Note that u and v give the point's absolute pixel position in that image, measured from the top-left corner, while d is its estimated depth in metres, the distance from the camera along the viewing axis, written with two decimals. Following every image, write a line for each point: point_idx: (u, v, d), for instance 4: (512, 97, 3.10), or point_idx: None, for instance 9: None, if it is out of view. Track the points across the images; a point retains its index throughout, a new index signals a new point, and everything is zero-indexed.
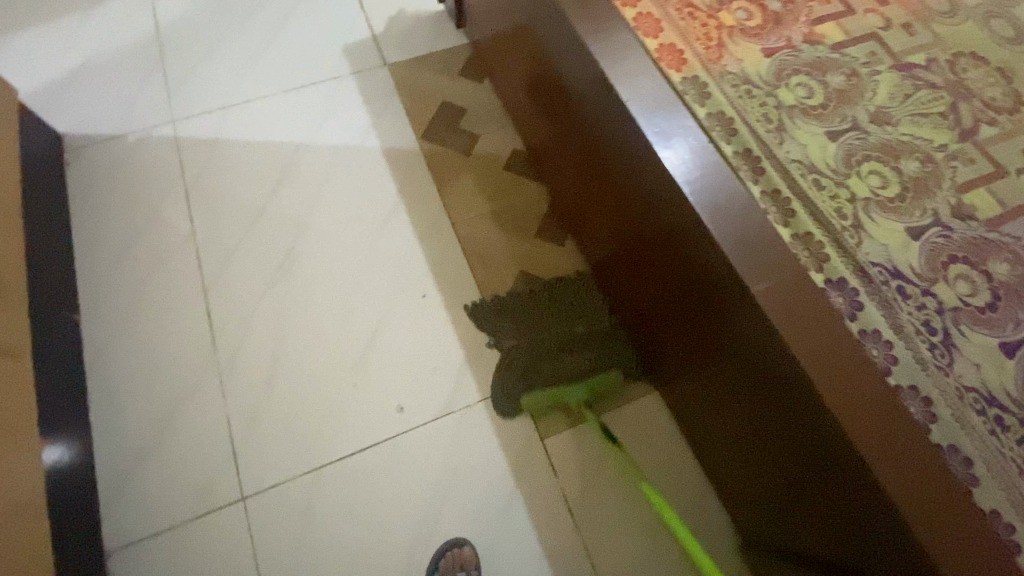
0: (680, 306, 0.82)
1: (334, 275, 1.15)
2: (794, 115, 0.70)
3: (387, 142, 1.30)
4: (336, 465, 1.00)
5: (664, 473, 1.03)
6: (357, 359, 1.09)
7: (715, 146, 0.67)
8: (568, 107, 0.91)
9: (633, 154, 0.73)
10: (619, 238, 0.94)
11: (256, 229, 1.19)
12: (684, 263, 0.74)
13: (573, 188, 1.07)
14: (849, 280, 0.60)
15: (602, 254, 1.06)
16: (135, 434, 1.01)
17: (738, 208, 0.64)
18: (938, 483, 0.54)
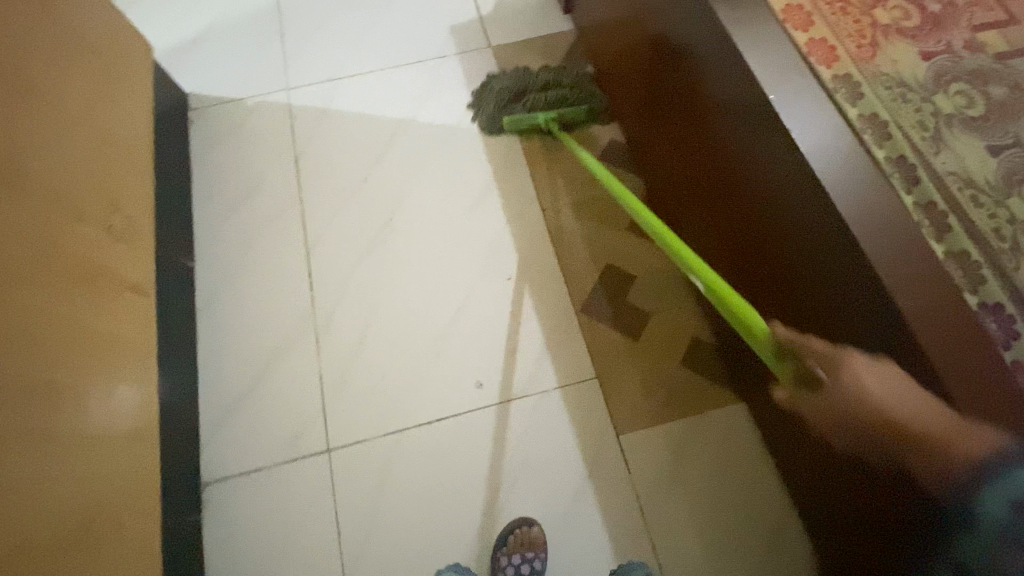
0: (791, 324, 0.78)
1: (427, 248, 1.19)
2: (951, 124, 0.65)
3: (485, 124, 1.31)
4: (416, 431, 1.04)
5: (743, 495, 0.99)
6: (443, 331, 1.12)
7: (866, 149, 0.64)
8: (689, 102, 0.88)
9: (767, 156, 0.70)
10: (726, 243, 0.90)
11: (356, 197, 1.23)
12: (811, 279, 0.70)
13: (677, 187, 1.05)
14: (1006, 305, 0.56)
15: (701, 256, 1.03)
16: (235, 378, 1.08)
17: (891, 216, 0.60)
18: None
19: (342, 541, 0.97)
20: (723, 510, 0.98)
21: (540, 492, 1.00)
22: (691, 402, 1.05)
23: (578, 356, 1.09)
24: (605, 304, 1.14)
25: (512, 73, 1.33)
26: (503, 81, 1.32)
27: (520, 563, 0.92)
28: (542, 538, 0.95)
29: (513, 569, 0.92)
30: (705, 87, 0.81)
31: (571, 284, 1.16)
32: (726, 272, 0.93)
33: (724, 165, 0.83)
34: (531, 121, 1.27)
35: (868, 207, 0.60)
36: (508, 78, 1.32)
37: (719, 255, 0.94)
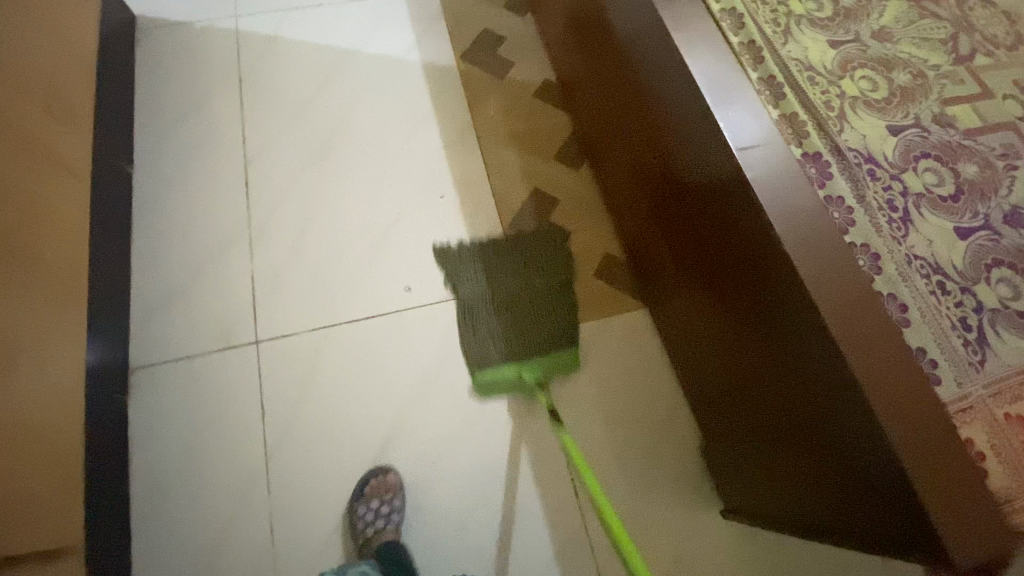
0: (682, 225, 0.88)
1: (364, 167, 1.24)
2: (801, 23, 0.76)
3: (428, 59, 1.38)
4: (345, 327, 1.10)
5: (643, 394, 1.08)
6: (376, 241, 1.18)
7: (724, 36, 0.74)
8: (608, 36, 0.99)
9: (657, 64, 0.81)
10: (639, 168, 1.01)
11: (300, 120, 1.28)
12: (689, 173, 0.81)
13: (599, 115, 1.16)
14: (824, 155, 0.67)
15: (617, 176, 1.14)
16: (169, 274, 1.11)
17: (739, 87, 0.71)
18: (884, 340, 0.58)
19: (265, 425, 1.01)
20: (624, 407, 1.07)
21: (458, 384, 1.07)
22: (601, 309, 1.15)
23: (502, 267, 1.17)
24: (528, 224, 1.22)
25: (478, 255, 1.18)
26: (469, 279, 1.15)
27: (381, 506, 0.94)
28: (400, 485, 0.98)
29: (375, 513, 0.94)
30: (618, 16, 0.92)
31: (499, 204, 1.24)
32: (635, 182, 1.05)
33: (634, 89, 0.93)
34: (513, 368, 1.07)
35: (727, 90, 0.70)
36: (472, 290, 1.14)
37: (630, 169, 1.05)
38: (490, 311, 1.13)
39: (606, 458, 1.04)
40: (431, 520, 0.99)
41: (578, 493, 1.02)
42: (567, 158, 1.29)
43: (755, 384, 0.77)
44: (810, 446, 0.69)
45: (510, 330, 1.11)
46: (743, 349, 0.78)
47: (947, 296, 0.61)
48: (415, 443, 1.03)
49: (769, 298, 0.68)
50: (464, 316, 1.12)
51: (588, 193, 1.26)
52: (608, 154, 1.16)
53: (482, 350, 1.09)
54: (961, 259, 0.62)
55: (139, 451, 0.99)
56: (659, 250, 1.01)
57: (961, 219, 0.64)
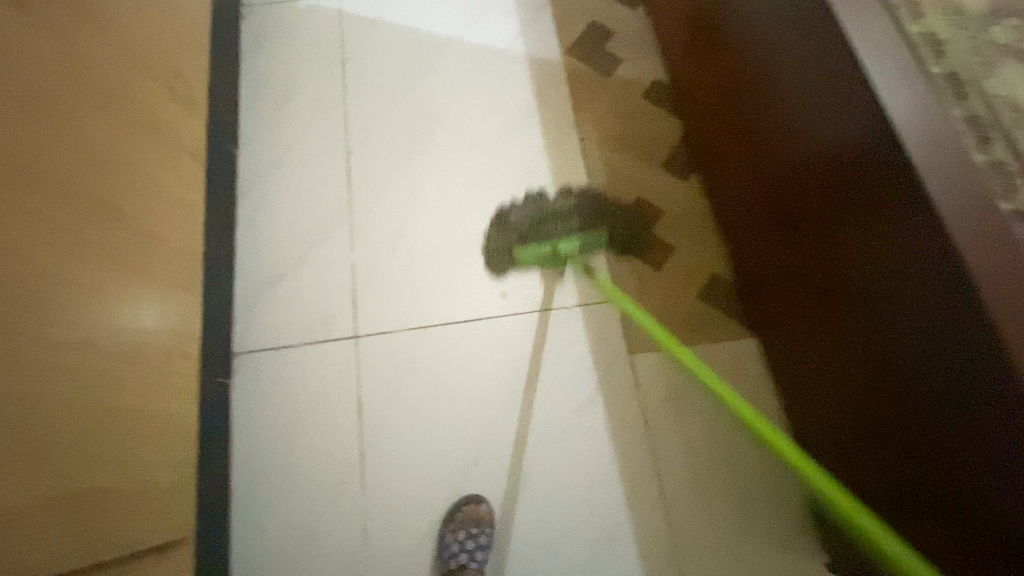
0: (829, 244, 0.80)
1: (464, 164, 1.21)
2: (1005, 55, 0.68)
3: (532, 52, 1.32)
4: (440, 329, 1.08)
5: (752, 432, 1.03)
6: (474, 242, 1.15)
7: (922, 64, 0.67)
8: (746, 43, 0.91)
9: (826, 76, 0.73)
10: (771, 193, 0.93)
11: (400, 109, 1.25)
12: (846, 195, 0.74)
13: (719, 126, 1.08)
14: None
15: (737, 194, 1.07)
16: (270, 261, 1.11)
17: (935, 120, 0.62)
18: None
19: (361, 422, 1.02)
20: (730, 446, 1.02)
21: (552, 399, 1.05)
22: (704, 333, 1.09)
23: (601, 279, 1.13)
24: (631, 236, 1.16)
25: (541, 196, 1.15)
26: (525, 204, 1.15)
27: (468, 540, 0.93)
28: (491, 518, 0.95)
29: (461, 546, 0.92)
30: (765, 26, 0.84)
31: (601, 211, 1.18)
32: (762, 206, 0.98)
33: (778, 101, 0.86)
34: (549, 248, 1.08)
35: (922, 125, 0.62)
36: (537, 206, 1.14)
37: (758, 190, 0.98)
38: (539, 228, 1.12)
39: (708, 499, 0.99)
40: (520, 535, 0.97)
41: (673, 528, 0.98)
42: (674, 167, 1.23)
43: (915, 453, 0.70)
44: (984, 515, 0.61)
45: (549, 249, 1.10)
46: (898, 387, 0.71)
47: None
48: (506, 456, 1.01)
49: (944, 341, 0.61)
50: (500, 224, 1.13)
51: (694, 206, 1.19)
52: (726, 169, 1.09)
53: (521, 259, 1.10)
54: None
55: (240, 437, 1.00)
56: (788, 282, 0.94)
57: None
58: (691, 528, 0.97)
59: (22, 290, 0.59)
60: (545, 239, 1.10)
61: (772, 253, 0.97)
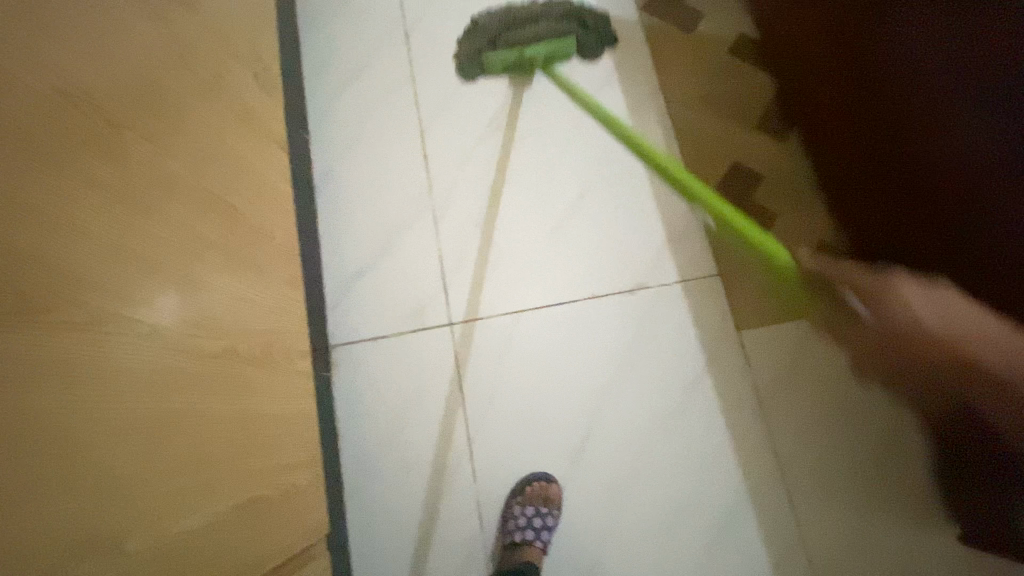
0: (922, 218, 0.80)
1: (544, 136, 1.14)
2: None
3: (602, 9, 1.23)
4: (536, 312, 1.04)
5: (873, 409, 0.99)
6: (560, 219, 1.09)
7: None
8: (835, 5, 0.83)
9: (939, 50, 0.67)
10: (881, 168, 0.84)
11: (470, 80, 1.18)
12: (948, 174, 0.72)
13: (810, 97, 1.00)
14: None
15: (836, 167, 0.97)
16: (355, 252, 1.08)
17: None
18: None
19: (464, 409, 1.00)
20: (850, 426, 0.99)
21: (657, 379, 1.01)
22: (812, 303, 1.04)
23: (698, 252, 1.07)
24: (728, 202, 1.10)
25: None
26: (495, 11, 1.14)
27: (536, 517, 0.92)
28: (560, 497, 0.95)
29: (528, 521, 0.91)
30: None
31: (693, 180, 1.12)
32: (868, 183, 0.89)
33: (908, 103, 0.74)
34: (518, 56, 1.11)
35: None
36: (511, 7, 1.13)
37: (863, 166, 0.89)
38: (517, 30, 1.13)
39: (830, 481, 0.97)
40: (637, 521, 0.95)
41: (796, 507, 0.96)
42: (767, 129, 1.15)
43: None
44: None
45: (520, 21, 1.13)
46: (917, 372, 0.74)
47: None
48: (617, 439, 0.99)
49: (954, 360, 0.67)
50: (474, 29, 1.16)
51: (791, 169, 1.12)
52: (815, 134, 1.03)
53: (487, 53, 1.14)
54: None
55: (348, 431, 0.99)
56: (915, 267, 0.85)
57: None
58: (816, 508, 0.96)
59: (140, 295, 0.56)
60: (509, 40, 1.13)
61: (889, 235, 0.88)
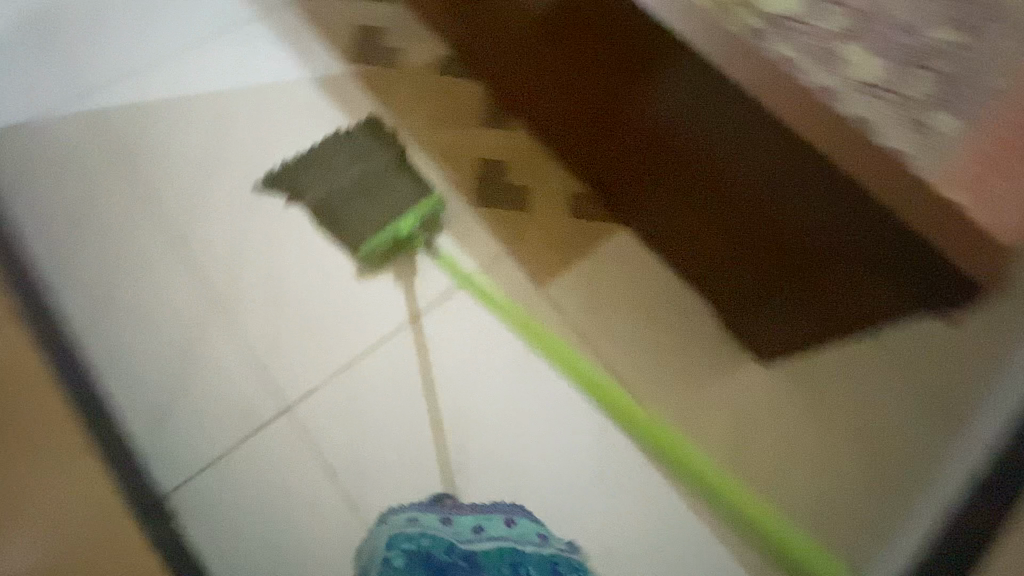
0: (560, 78, 1.05)
1: (305, 204, 1.19)
2: None
3: (311, 76, 1.32)
4: (362, 359, 1.08)
5: (672, 305, 1.16)
6: (350, 267, 1.14)
7: None
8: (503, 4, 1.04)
9: (649, 27, 0.81)
10: (579, 116, 1.08)
11: (212, 184, 1.20)
12: (690, 113, 0.88)
13: (511, 87, 1.20)
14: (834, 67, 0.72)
15: (551, 130, 1.19)
16: (156, 393, 1.04)
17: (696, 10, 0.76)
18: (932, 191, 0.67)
19: (332, 480, 1.00)
20: (661, 325, 1.14)
21: (497, 366, 1.09)
22: (588, 243, 1.20)
23: (481, 243, 1.19)
24: (489, 191, 1.24)
25: (318, 168, 1.14)
26: (309, 182, 1.12)
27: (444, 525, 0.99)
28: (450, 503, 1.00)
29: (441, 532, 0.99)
30: None
31: (452, 186, 1.24)
32: (574, 131, 1.13)
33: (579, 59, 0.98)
34: (393, 232, 1.07)
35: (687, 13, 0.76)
36: (330, 182, 1.11)
37: (567, 120, 1.12)
38: (351, 205, 1.08)
39: (666, 375, 1.11)
40: (529, 491, 1.02)
41: (651, 413, 1.08)
42: (494, 121, 1.30)
43: (805, 243, 0.87)
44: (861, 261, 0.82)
45: (355, 172, 1.10)
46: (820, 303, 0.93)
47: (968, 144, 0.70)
48: (484, 431, 1.05)
49: (832, 215, 0.80)
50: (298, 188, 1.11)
51: (527, 145, 1.28)
52: (531, 112, 1.21)
53: (354, 233, 1.08)
54: None
55: (226, 564, 0.95)
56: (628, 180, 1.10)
57: None
58: (664, 411, 1.09)
59: None
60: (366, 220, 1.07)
61: (604, 165, 1.12)
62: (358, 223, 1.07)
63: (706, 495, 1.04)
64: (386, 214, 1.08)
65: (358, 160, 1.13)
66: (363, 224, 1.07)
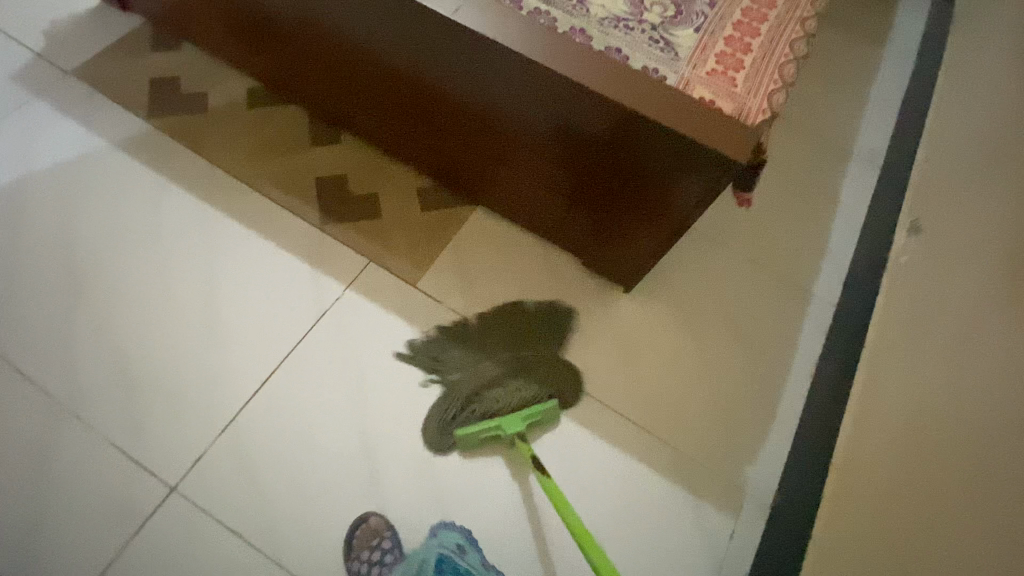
0: (371, 82, 1.08)
1: (142, 271, 1.12)
2: None
3: (114, 139, 1.23)
4: (247, 409, 1.03)
5: (541, 263, 1.22)
6: (211, 322, 1.09)
7: None
8: (295, 25, 1.06)
9: (397, 6, 0.85)
10: (399, 112, 1.11)
11: (27, 279, 1.09)
12: (468, 76, 0.92)
13: (332, 101, 1.21)
14: (581, 27, 0.84)
15: (382, 133, 1.21)
16: (14, 519, 0.92)
17: None
18: (685, 102, 0.78)
19: (246, 538, 0.95)
20: (537, 283, 1.20)
21: (391, 372, 1.09)
22: (448, 228, 1.23)
23: (344, 258, 1.18)
24: (337, 206, 1.22)
25: (472, 349, 1.11)
26: (460, 370, 1.09)
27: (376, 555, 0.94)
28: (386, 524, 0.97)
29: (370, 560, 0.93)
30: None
31: (298, 211, 1.21)
32: (401, 129, 1.16)
33: (377, 61, 1.01)
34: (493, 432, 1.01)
35: None
36: (470, 377, 1.07)
37: (391, 120, 1.15)
38: (478, 396, 1.05)
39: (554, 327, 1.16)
40: (453, 477, 1.02)
41: None
42: (325, 139, 1.29)
43: (614, 179, 0.95)
44: (657, 184, 0.91)
45: (482, 392, 1.06)
46: (639, 220, 1.00)
47: (682, 49, 0.84)
48: (394, 435, 1.04)
49: (610, 135, 0.86)
50: (438, 361, 1.10)
51: (364, 153, 1.29)
52: (357, 121, 1.22)
53: (461, 408, 1.04)
54: (690, 42, 0.84)
55: None
56: (463, 161, 1.14)
57: (691, 22, 0.86)
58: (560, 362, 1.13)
59: None
60: (477, 411, 1.04)
61: (437, 153, 1.16)
62: (467, 407, 1.04)
63: (618, 422, 1.10)
64: (489, 409, 1.04)
65: (491, 370, 1.08)
66: (473, 409, 1.04)
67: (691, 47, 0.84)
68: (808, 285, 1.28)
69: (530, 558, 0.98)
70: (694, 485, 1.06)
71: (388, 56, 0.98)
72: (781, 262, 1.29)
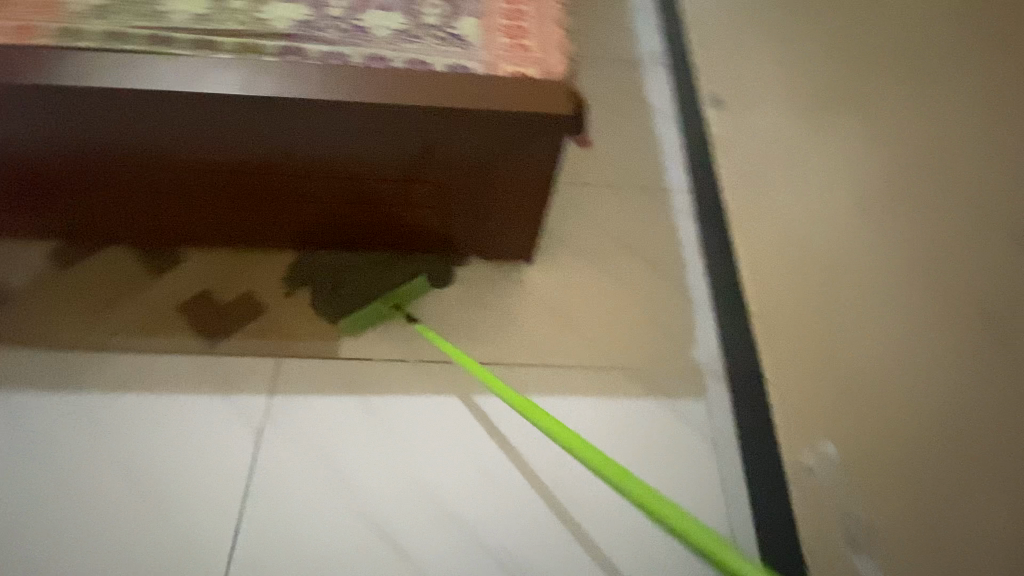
0: (190, 190, 1.02)
1: (41, 496, 0.97)
2: (225, 25, 0.87)
3: None
4: (235, 561, 0.95)
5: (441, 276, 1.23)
6: (148, 501, 0.98)
7: (218, 51, 0.85)
8: (79, 166, 0.96)
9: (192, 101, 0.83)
10: (233, 206, 1.06)
11: None
12: (290, 139, 0.91)
13: (155, 226, 1.11)
14: (374, 53, 0.86)
15: (226, 234, 1.14)
16: None
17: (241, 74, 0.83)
18: (492, 81, 0.86)
19: None
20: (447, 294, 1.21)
21: (359, 444, 1.05)
22: None
23: (252, 367, 1.10)
24: (216, 322, 1.13)
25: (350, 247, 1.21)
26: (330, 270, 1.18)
27: None
28: None
29: None
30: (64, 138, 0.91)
31: (177, 347, 1.10)
32: (243, 221, 1.11)
33: (190, 166, 0.97)
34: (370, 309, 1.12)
35: (239, 78, 0.83)
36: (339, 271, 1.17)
37: (229, 217, 1.09)
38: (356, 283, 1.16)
39: (483, 324, 1.19)
40: (467, 504, 1.02)
41: (497, 358, 1.16)
42: (165, 262, 1.18)
43: (464, 178, 1.00)
44: (502, 165, 0.97)
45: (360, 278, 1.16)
46: (512, 196, 1.05)
47: (470, 36, 0.89)
48: (394, 499, 1.02)
49: (449, 133, 0.90)
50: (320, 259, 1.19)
51: (214, 258, 1.19)
52: (193, 232, 1.14)
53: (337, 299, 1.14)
54: (474, 27, 0.90)
55: None
56: (319, 225, 1.12)
57: (466, 9, 0.91)
58: (506, 353, 1.17)
59: None
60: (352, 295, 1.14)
61: (291, 228, 1.13)
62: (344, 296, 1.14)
63: (580, 374, 1.17)
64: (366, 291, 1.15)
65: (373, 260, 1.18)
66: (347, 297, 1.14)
67: (479, 33, 0.89)
68: (663, 183, 1.43)
69: (571, 528, 1.02)
70: (663, 389, 1.17)
71: (198, 157, 0.95)
72: (634, 175, 1.44)
